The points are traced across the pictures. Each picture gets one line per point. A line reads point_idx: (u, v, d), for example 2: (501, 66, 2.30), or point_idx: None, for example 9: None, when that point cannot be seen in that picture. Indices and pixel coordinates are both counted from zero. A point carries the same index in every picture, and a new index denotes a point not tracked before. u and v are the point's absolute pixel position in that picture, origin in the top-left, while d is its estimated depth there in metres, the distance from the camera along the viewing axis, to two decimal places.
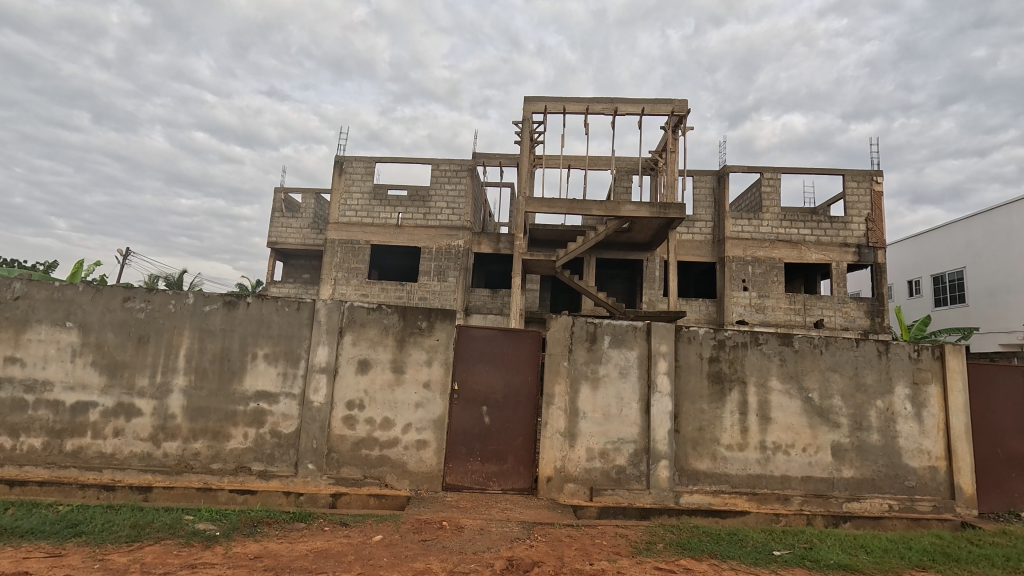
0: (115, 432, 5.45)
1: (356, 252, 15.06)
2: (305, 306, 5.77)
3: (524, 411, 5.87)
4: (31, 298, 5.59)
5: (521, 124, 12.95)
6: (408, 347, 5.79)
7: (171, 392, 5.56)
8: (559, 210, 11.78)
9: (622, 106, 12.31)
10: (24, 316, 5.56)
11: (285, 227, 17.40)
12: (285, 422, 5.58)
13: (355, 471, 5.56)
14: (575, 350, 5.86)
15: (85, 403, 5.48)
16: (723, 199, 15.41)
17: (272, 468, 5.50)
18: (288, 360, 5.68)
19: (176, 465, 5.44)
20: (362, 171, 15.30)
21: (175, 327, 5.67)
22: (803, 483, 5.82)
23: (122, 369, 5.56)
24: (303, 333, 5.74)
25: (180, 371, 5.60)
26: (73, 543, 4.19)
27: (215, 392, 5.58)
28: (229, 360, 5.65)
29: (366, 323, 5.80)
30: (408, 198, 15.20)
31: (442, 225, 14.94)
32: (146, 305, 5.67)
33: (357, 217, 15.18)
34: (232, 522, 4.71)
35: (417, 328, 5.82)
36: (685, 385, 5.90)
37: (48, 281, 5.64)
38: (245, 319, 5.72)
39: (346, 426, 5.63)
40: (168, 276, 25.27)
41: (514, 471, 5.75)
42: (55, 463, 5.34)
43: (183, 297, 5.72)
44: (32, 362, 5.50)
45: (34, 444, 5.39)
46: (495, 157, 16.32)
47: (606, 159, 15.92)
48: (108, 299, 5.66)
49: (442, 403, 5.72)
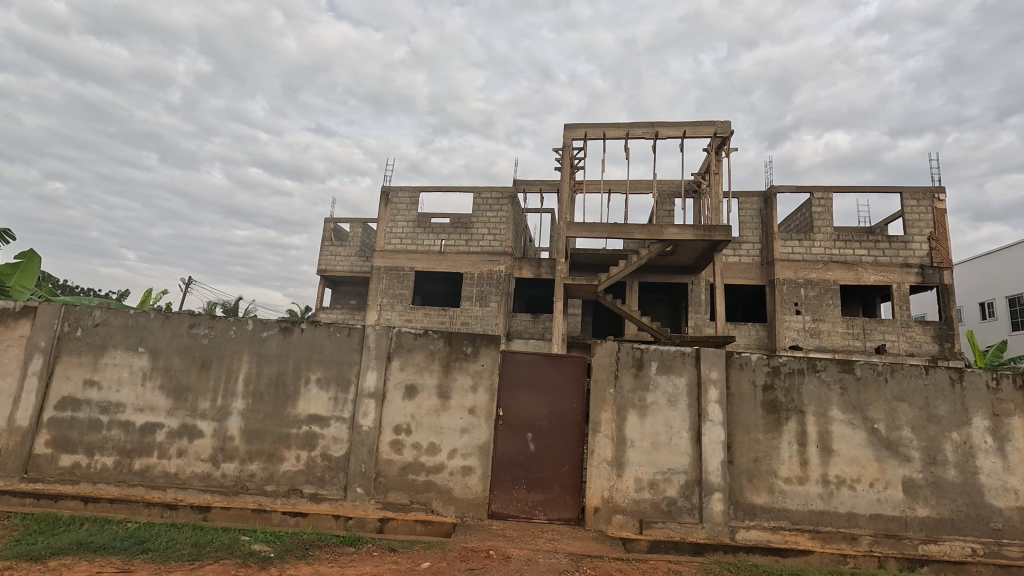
0: (179, 452, 5.73)
1: (401, 279, 15.46)
2: (355, 332, 5.96)
3: (570, 439, 5.78)
4: (109, 325, 6.02)
5: (561, 151, 13.07)
6: (455, 372, 5.85)
7: (230, 415, 5.81)
8: (601, 234, 11.74)
9: (663, 129, 12.28)
10: (101, 342, 5.98)
11: (334, 255, 18.11)
12: (335, 446, 5.72)
13: (402, 496, 5.61)
14: (621, 376, 5.76)
15: (152, 424, 5.81)
16: (771, 220, 14.95)
17: (323, 491, 5.62)
18: (338, 385, 5.86)
19: (234, 486, 5.64)
20: (407, 200, 15.83)
21: (235, 352, 5.97)
22: (872, 521, 5.43)
23: (186, 392, 5.87)
24: (353, 358, 5.91)
25: (239, 394, 5.86)
26: (141, 560, 4.40)
27: (270, 415, 5.80)
28: (285, 385, 5.87)
29: (413, 348, 5.92)
30: (451, 225, 15.53)
31: (484, 251, 15.16)
32: (210, 330, 6.01)
33: (402, 245, 15.63)
34: (286, 544, 4.83)
35: (462, 353, 5.89)
36: (738, 414, 5.68)
37: (123, 309, 6.07)
38: (299, 343, 5.95)
39: (394, 450, 5.71)
40: (225, 303, 26.62)
41: (560, 500, 5.64)
42: (124, 481, 5.65)
43: (243, 324, 6.02)
44: (108, 385, 5.89)
45: (107, 463, 5.73)
46: (536, 183, 16.55)
47: (647, 183, 15.80)
48: (175, 325, 6.02)
49: (487, 428, 5.73)
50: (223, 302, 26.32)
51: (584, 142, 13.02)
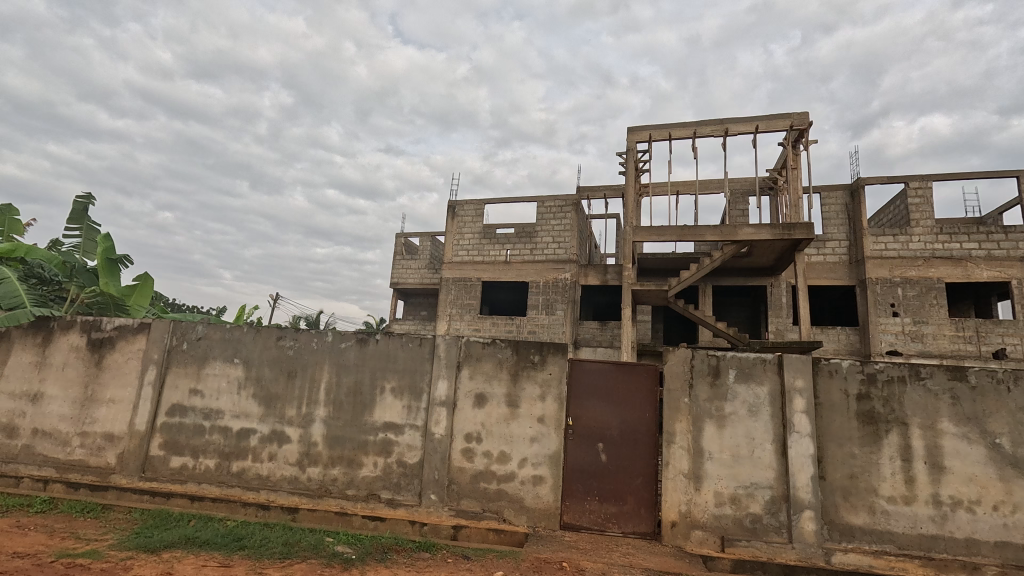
0: (270, 456, 6.16)
1: (468, 289, 15.79)
2: (426, 342, 6.15)
3: (643, 450, 5.60)
4: (209, 338, 6.61)
5: (625, 155, 12.84)
6: (523, 381, 5.87)
7: (314, 422, 6.18)
8: (670, 238, 11.37)
9: (733, 126, 11.74)
10: (203, 354, 6.59)
11: (405, 268, 18.85)
12: (410, 453, 5.91)
13: (474, 504, 5.68)
14: (696, 385, 5.52)
15: (247, 430, 6.29)
16: (860, 214, 13.78)
17: (399, 496, 5.82)
18: (411, 393, 6.06)
19: (318, 489, 5.97)
20: (472, 212, 16.19)
21: (318, 362, 6.35)
22: (997, 550, 4.79)
23: (276, 400, 6.31)
24: (425, 367, 6.09)
25: (321, 402, 6.21)
26: (239, 556, 4.76)
27: (350, 422, 6.10)
28: (362, 393, 6.16)
29: (482, 357, 6.01)
30: (516, 235, 15.69)
31: (549, 259, 15.15)
32: (295, 342, 6.44)
33: (468, 256, 15.98)
34: (366, 547, 5.04)
35: (530, 361, 5.90)
36: (829, 426, 5.24)
37: (221, 324, 6.66)
38: (374, 354, 6.23)
39: (466, 458, 5.80)
40: (308, 316, 28.49)
41: (635, 513, 5.47)
42: (224, 482, 6.16)
43: (324, 335, 6.39)
44: (209, 393, 6.47)
45: (209, 464, 6.27)
46: (600, 189, 16.36)
47: (717, 182, 15.14)
48: (265, 337, 6.51)
49: (557, 438, 5.68)
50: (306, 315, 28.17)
51: (648, 145, 12.72)
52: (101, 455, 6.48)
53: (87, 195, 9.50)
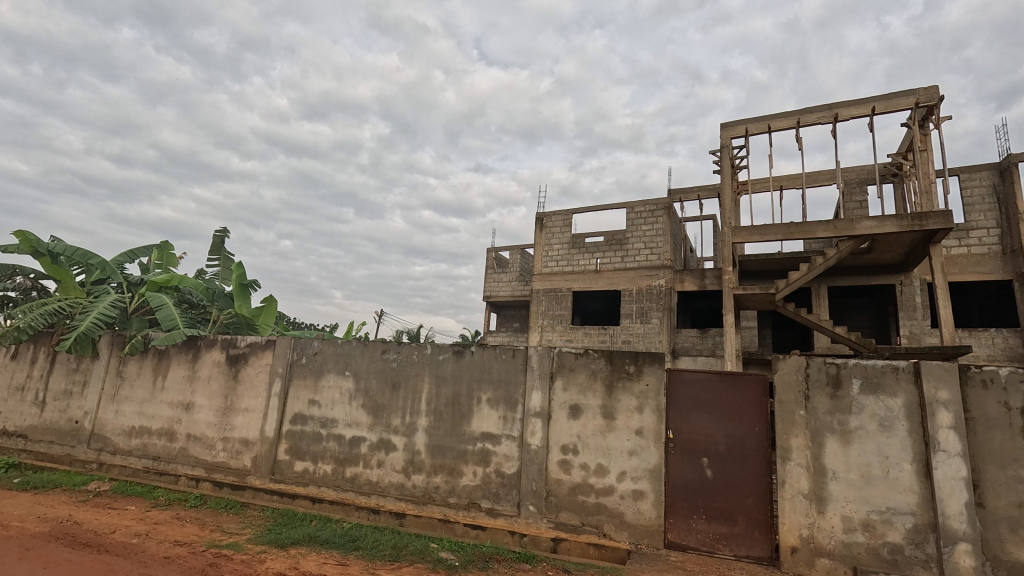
0: (379, 463, 6.56)
1: (559, 300, 15.76)
2: (520, 353, 6.23)
3: (754, 467, 5.18)
4: (324, 353, 7.24)
5: (720, 152, 12.17)
6: (618, 392, 5.72)
7: (417, 431, 6.49)
8: (774, 237, 10.54)
9: (843, 110, 10.67)
10: (319, 367, 7.22)
11: (497, 281, 19.32)
12: (507, 463, 5.98)
13: (573, 517, 5.60)
14: (814, 397, 5.02)
15: (358, 438, 6.76)
16: (1013, 197, 11.79)
17: (498, 506, 5.91)
18: (507, 404, 6.16)
19: (423, 496, 6.25)
20: (561, 223, 16.22)
21: (418, 374, 6.68)
22: None
23: (382, 410, 6.73)
24: (519, 379, 6.17)
25: (423, 412, 6.52)
26: (354, 556, 5.11)
27: (449, 432, 6.33)
28: (460, 404, 6.37)
29: (575, 368, 5.95)
30: (605, 243, 15.44)
31: (641, 266, 14.70)
32: (398, 355, 6.84)
33: (558, 267, 15.99)
34: (468, 555, 5.17)
35: (625, 372, 5.74)
36: (985, 444, 4.50)
37: (334, 339, 7.26)
38: (470, 365, 6.43)
39: (563, 470, 5.75)
40: (409, 330, 30.22)
41: (748, 536, 5.05)
42: (340, 486, 6.66)
43: (423, 348, 6.73)
44: (325, 403, 7.06)
45: (326, 469, 6.81)
46: (693, 190, 15.62)
47: (828, 173, 13.80)
48: (372, 351, 6.99)
49: (657, 451, 5.45)
50: (407, 329, 29.95)
51: (745, 140, 11.95)
52: (239, 458, 7.32)
53: (220, 231, 10.91)
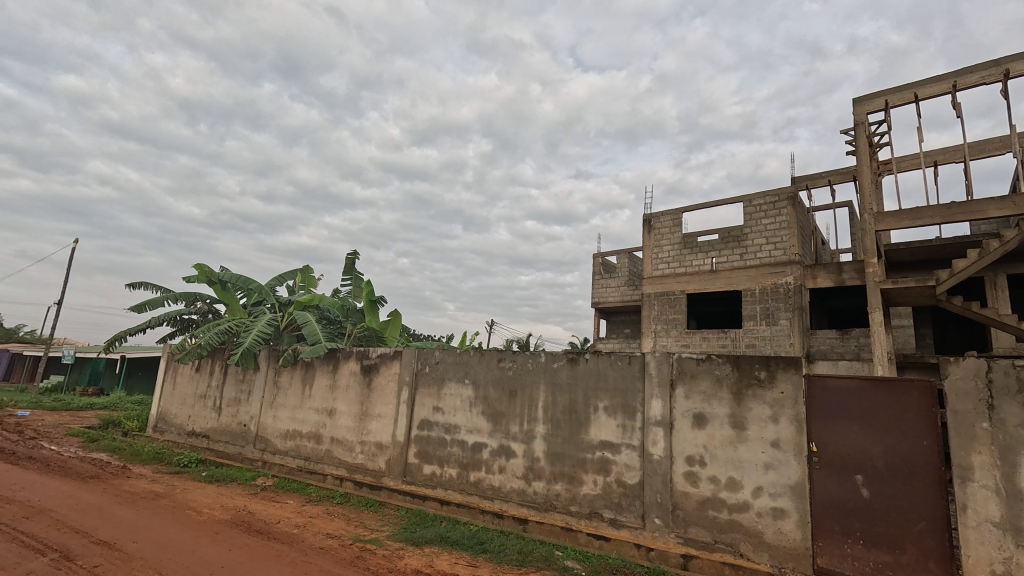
0: (500, 468, 6.75)
1: (672, 303, 15.06)
2: (636, 360, 6.06)
3: (924, 488, 4.47)
4: (444, 362, 7.65)
5: (853, 131, 10.85)
6: (749, 400, 5.30)
7: (535, 438, 6.57)
8: (931, 221, 9.11)
9: (1016, 64, 8.95)
10: (441, 376, 7.64)
11: (605, 287, 19.00)
12: (629, 473, 5.82)
13: (703, 533, 5.27)
14: (1000, 407, 4.22)
15: (480, 443, 7.02)
16: None
17: (621, 517, 5.75)
18: (625, 412, 6.00)
19: (544, 503, 6.29)
20: (670, 223, 15.55)
21: (534, 382, 6.78)
22: None
23: (501, 417, 6.92)
24: (637, 386, 5.99)
25: (540, 420, 6.59)
26: (483, 558, 5.29)
27: (567, 439, 6.32)
28: (577, 411, 6.34)
29: (697, 374, 5.63)
30: (721, 241, 14.48)
31: (764, 262, 13.55)
32: (513, 363, 7.01)
33: (670, 269, 15.30)
34: (594, 565, 5.10)
35: (755, 378, 5.31)
36: None
37: (453, 349, 7.65)
38: (585, 373, 6.39)
39: (689, 483, 5.45)
40: (520, 339, 30.82)
41: (920, 567, 4.36)
42: (465, 490, 6.96)
43: (537, 356, 6.82)
44: (448, 410, 7.44)
45: (452, 473, 7.16)
46: (822, 176, 14.09)
47: (998, 141, 11.64)
48: (488, 360, 7.25)
49: (798, 466, 4.94)
50: (518, 338, 30.58)
51: (885, 113, 10.53)
52: (375, 460, 7.97)
53: (350, 253, 12.08)
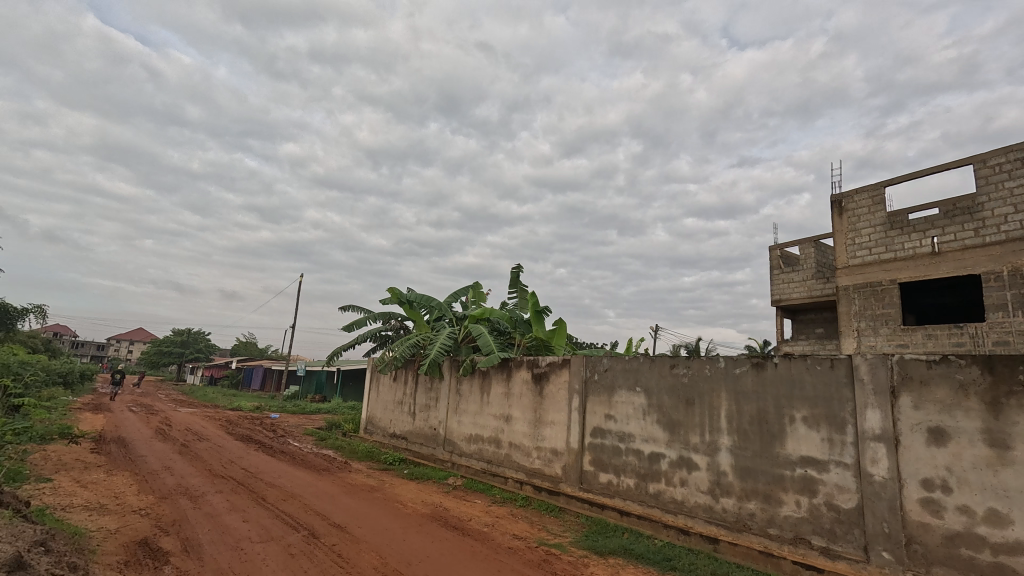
0: (682, 482, 6.35)
1: (879, 296, 12.69)
2: (840, 363, 5.22)
3: None
4: (613, 369, 7.53)
5: None
6: (1013, 412, 4.16)
7: (720, 450, 6.05)
8: None
9: None
10: (611, 383, 7.52)
11: (787, 282, 16.87)
12: (841, 496, 5.00)
13: None
14: None
15: (657, 454, 6.71)
16: None
17: (836, 547, 4.96)
18: (831, 425, 5.19)
19: (736, 522, 5.74)
20: (867, 201, 13.18)
21: (714, 389, 6.27)
22: None
23: (679, 427, 6.53)
24: (844, 394, 5.14)
25: (724, 431, 6.05)
26: None
27: (759, 453, 5.69)
28: (769, 423, 5.67)
29: (929, 380, 4.62)
30: (944, 215, 11.80)
31: (1013, 237, 10.65)
32: (688, 370, 6.58)
33: (873, 255, 12.90)
34: None
35: (1019, 385, 4.16)
36: None
37: (621, 356, 7.49)
38: (775, 379, 5.70)
39: (929, 513, 4.47)
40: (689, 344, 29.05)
41: None
42: (645, 502, 6.70)
43: (715, 362, 6.31)
44: (621, 418, 7.28)
45: (630, 483, 6.96)
46: None
47: None
48: (660, 366, 6.92)
49: None
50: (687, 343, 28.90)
51: None
52: (551, 466, 8.17)
53: (515, 267, 12.71)
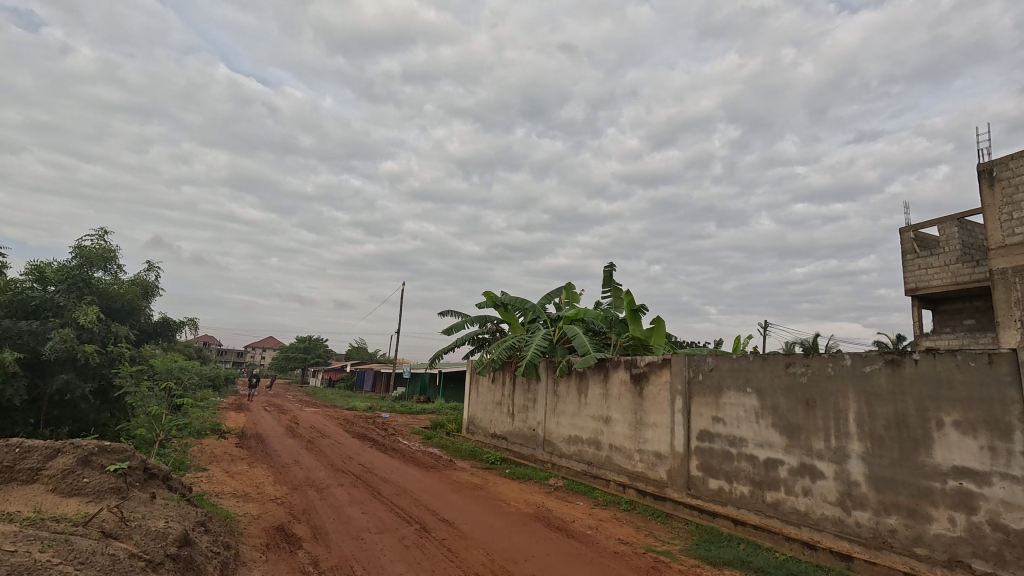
0: (805, 491, 5.80)
1: None
2: (1001, 359, 4.46)
3: None
4: (719, 368, 7.09)
5: None
6: None
7: (850, 458, 5.44)
8: None
9: None
10: (717, 384, 7.08)
11: (924, 268, 14.87)
12: (1010, 514, 4.27)
13: None
14: None
15: (774, 460, 6.19)
16: None
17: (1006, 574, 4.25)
18: (992, 431, 4.45)
19: (873, 539, 5.13)
20: None
21: (839, 390, 5.66)
22: None
23: (798, 431, 5.98)
24: (1008, 396, 4.39)
25: (854, 436, 5.43)
26: None
27: (899, 462, 5.03)
28: (910, 428, 5.00)
29: None
30: None
31: None
32: (807, 368, 6.00)
33: None
34: None
35: None
36: None
37: (728, 354, 7.03)
38: (916, 378, 5.01)
39: None
40: (805, 341, 26.55)
41: None
42: (762, 511, 6.22)
43: (839, 359, 5.69)
44: (730, 420, 6.82)
45: (744, 491, 6.50)
46: None
47: None
48: (773, 365, 6.40)
49: None
50: (803, 340, 26.45)
51: None
52: (655, 470, 7.87)
53: (608, 266, 12.47)
